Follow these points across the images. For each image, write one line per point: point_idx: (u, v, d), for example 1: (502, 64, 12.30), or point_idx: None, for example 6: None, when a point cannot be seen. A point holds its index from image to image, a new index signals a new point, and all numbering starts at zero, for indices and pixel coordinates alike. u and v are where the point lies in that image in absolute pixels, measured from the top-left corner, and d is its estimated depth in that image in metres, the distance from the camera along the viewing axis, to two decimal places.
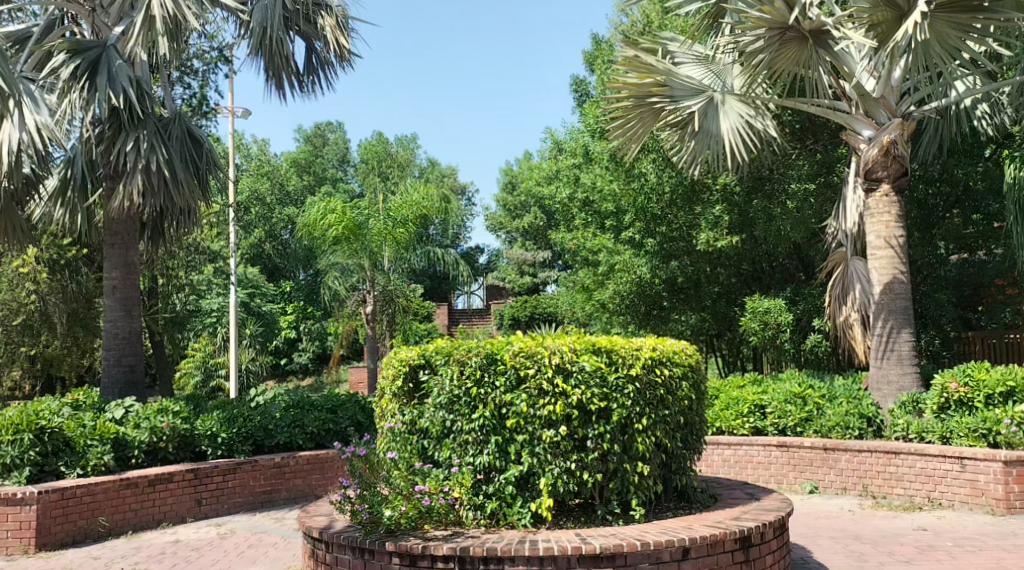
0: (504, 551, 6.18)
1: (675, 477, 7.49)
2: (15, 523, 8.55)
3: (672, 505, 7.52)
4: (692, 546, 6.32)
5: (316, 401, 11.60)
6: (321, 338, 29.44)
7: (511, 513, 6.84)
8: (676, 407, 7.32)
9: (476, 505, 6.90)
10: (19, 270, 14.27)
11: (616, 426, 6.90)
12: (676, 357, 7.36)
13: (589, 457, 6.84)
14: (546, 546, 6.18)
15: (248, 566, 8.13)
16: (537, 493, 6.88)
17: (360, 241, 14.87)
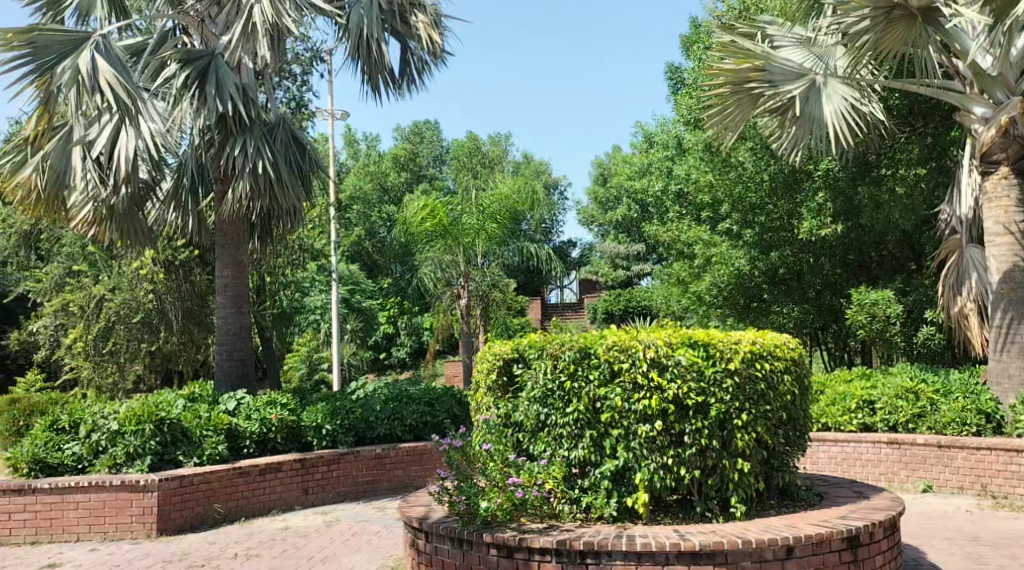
0: (600, 546, 6.13)
1: (777, 475, 7.24)
2: (138, 509, 8.99)
3: (774, 503, 7.32)
4: (796, 545, 6.18)
5: (412, 394, 11.76)
6: (418, 334, 30.09)
7: (605, 507, 6.79)
8: (778, 403, 7.05)
9: (571, 499, 6.90)
10: (139, 271, 15.51)
11: (714, 421, 6.75)
12: (779, 351, 7.10)
13: (686, 453, 6.71)
14: (643, 542, 6.13)
15: (352, 554, 8.40)
16: (633, 488, 6.80)
17: (454, 238, 15.19)
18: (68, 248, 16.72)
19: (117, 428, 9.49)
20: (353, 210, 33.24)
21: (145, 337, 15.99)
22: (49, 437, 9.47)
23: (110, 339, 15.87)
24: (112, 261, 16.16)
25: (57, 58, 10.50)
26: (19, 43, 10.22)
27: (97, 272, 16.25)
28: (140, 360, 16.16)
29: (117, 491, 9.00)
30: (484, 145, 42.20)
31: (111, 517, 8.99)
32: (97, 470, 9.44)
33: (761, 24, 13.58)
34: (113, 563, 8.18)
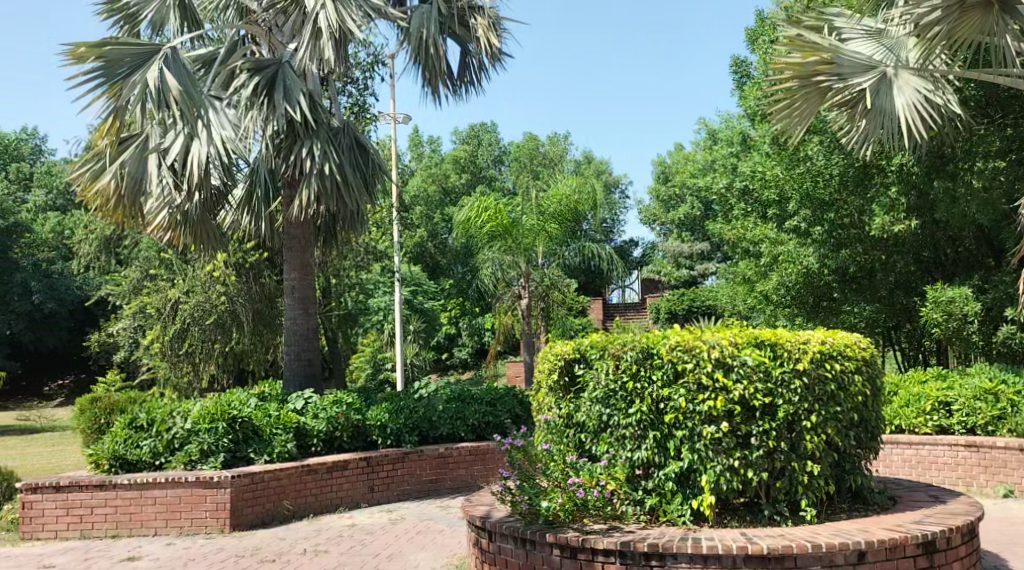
0: (665, 547, 5.48)
1: (848, 477, 6.36)
2: (212, 505, 8.85)
3: (846, 507, 6.43)
4: (868, 550, 5.42)
5: (474, 394, 11.67)
6: (480, 334, 30.69)
7: (670, 509, 6.08)
8: (849, 404, 6.18)
9: (636, 500, 6.20)
10: (212, 274, 16.07)
11: (783, 423, 5.96)
12: (849, 350, 6.22)
13: (753, 455, 5.94)
14: (711, 545, 5.43)
15: (417, 552, 7.89)
16: (699, 489, 6.06)
17: (515, 239, 15.35)
18: (145, 252, 17.23)
19: (190, 426, 9.40)
20: (416, 212, 33.74)
21: (218, 338, 16.51)
22: (128, 434, 9.38)
23: (184, 341, 16.52)
24: (185, 264, 16.66)
25: (127, 71, 10.89)
26: (93, 57, 10.59)
27: (174, 275, 16.83)
28: (213, 361, 16.70)
29: (192, 487, 8.86)
30: (545, 145, 42.18)
31: (186, 512, 8.86)
32: (173, 468, 9.34)
33: (829, 16, 13.15)
34: (188, 556, 7.93)
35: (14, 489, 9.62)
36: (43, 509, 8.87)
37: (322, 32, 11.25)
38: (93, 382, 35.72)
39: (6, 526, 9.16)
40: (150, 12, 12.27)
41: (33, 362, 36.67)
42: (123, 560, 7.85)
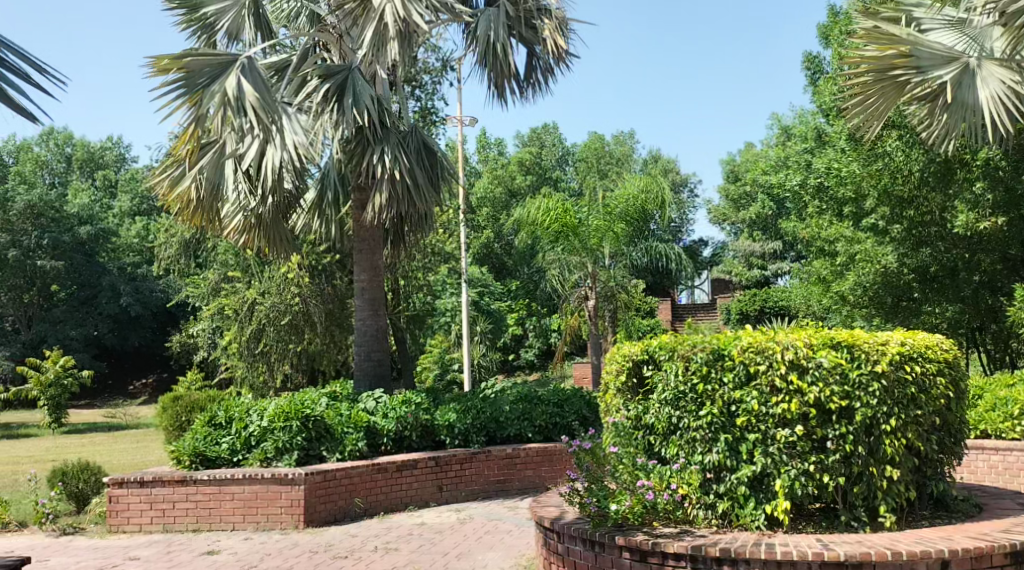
0: (738, 552, 5.37)
1: (929, 483, 6.15)
2: (287, 501, 8.98)
3: (927, 514, 6.19)
4: (952, 559, 5.20)
5: (542, 394, 11.44)
6: (546, 335, 30.77)
7: (744, 515, 5.93)
8: (930, 407, 5.97)
9: (707, 504, 6.08)
10: (287, 276, 16.41)
11: (860, 427, 5.77)
12: (930, 352, 5.98)
13: (829, 459, 5.78)
14: (784, 550, 5.29)
15: (485, 552, 7.88)
16: (773, 495, 5.90)
17: (580, 238, 15.24)
18: (223, 255, 17.68)
19: (266, 424, 9.56)
20: (482, 213, 33.97)
21: (293, 339, 16.88)
22: (208, 431, 9.66)
23: (258, 341, 16.87)
24: (261, 267, 17.00)
25: (207, 82, 10.95)
26: (174, 69, 10.79)
27: (250, 278, 17.19)
28: (288, 361, 17.08)
29: (268, 483, 9.02)
30: (610, 144, 42.01)
31: (263, 508, 9.02)
32: (250, 464, 9.52)
33: (907, 7, 12.54)
34: (265, 551, 8.07)
35: (102, 484, 9.91)
36: (128, 504, 9.14)
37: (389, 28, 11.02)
38: (174, 381, 36.88)
39: (94, 519, 9.45)
40: (227, 23, 12.42)
41: (118, 362, 38.04)
42: (202, 554, 8.02)
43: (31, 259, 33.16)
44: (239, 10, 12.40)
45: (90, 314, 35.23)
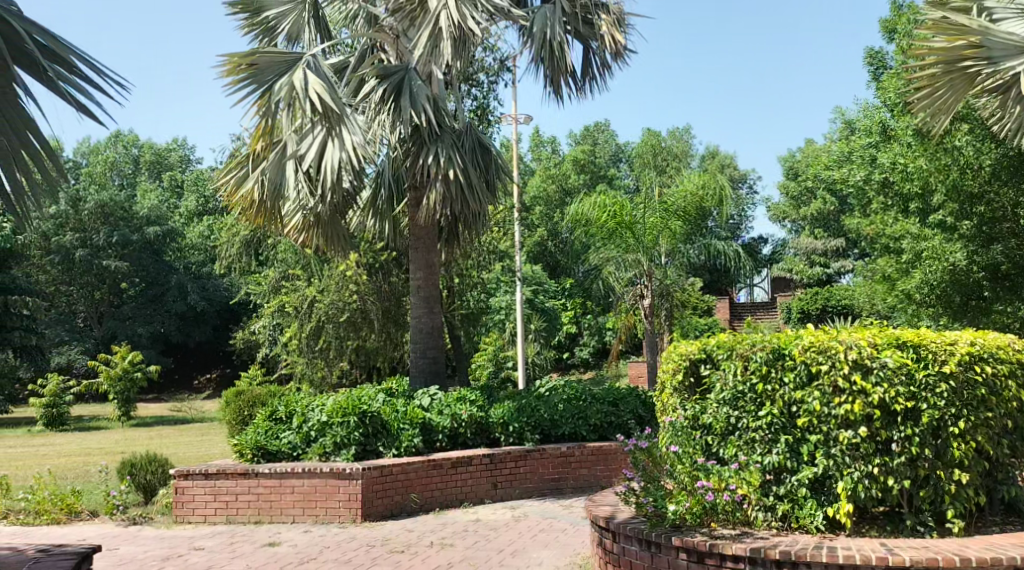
0: (799, 555, 5.23)
1: (1002, 488, 5.95)
2: (345, 495, 9.08)
3: (999, 520, 5.99)
4: None
5: (596, 393, 11.33)
6: (601, 333, 30.74)
7: (804, 516, 5.81)
8: (1002, 409, 5.76)
9: (766, 506, 5.95)
10: (345, 274, 16.63)
11: (927, 429, 5.60)
12: (1002, 352, 5.77)
13: (894, 462, 5.62)
14: (847, 554, 5.14)
15: (540, 550, 7.86)
16: (835, 497, 5.79)
17: (635, 237, 15.11)
18: (283, 253, 17.99)
19: (325, 419, 9.64)
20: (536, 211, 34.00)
21: (351, 335, 17.08)
22: (269, 426, 9.82)
23: (317, 338, 17.16)
24: (321, 264, 17.26)
25: (275, 78, 11.29)
26: (243, 66, 11.09)
27: (309, 276, 17.46)
28: (346, 357, 17.31)
29: (326, 477, 9.13)
30: (665, 140, 41.77)
31: (321, 502, 9.12)
32: (309, 458, 9.63)
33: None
34: (324, 544, 8.17)
35: (168, 476, 10.13)
36: (193, 495, 9.33)
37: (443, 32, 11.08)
38: (237, 377, 37.71)
39: (161, 509, 9.68)
40: (287, 26, 12.67)
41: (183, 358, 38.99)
42: (264, 545, 8.14)
43: (99, 257, 34.21)
44: (299, 12, 12.63)
45: (157, 310, 36.21)
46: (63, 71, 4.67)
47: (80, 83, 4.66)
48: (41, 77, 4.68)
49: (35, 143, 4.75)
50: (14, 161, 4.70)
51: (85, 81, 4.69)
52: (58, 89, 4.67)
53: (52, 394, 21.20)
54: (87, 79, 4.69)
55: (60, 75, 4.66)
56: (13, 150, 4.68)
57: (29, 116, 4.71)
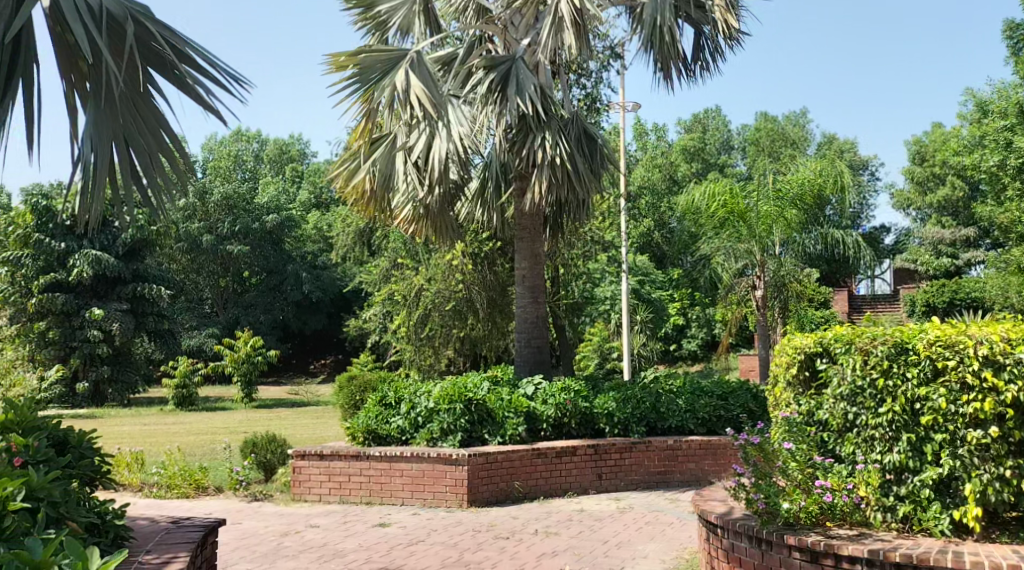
0: (922, 559, 4.96)
1: None
2: (452, 480, 9.17)
3: None
4: None
5: (705, 387, 11.11)
6: (710, 326, 30.31)
7: (927, 518, 5.50)
8: None
9: (886, 507, 5.67)
10: (451, 263, 16.83)
11: None
12: None
13: None
14: (974, 559, 4.86)
15: (646, 542, 7.76)
16: (962, 500, 5.44)
17: (748, 226, 14.79)
18: (393, 242, 18.36)
19: (433, 405, 9.74)
20: (643, 201, 33.69)
21: (457, 323, 17.29)
22: (379, 411, 10.04)
23: (426, 326, 17.46)
24: (428, 253, 17.53)
25: (380, 76, 11.28)
26: (350, 65, 11.22)
27: (418, 265, 17.77)
28: (452, 345, 17.57)
29: (434, 462, 9.25)
30: (780, 126, 40.63)
31: (429, 486, 9.26)
32: (417, 443, 9.78)
33: None
34: (432, 527, 8.29)
35: (286, 455, 10.47)
36: (309, 475, 9.65)
37: (564, 19, 10.96)
38: (349, 362, 38.83)
39: (280, 487, 10.02)
40: (398, 19, 12.77)
41: (298, 343, 40.35)
42: (375, 525, 8.32)
43: (222, 244, 35.72)
44: (410, 7, 12.72)
45: (275, 298, 37.60)
46: (188, 67, 4.89)
47: (205, 79, 4.86)
48: (171, 76, 4.93)
49: (168, 141, 5.04)
50: (151, 160, 4.98)
51: (210, 76, 4.88)
52: (185, 87, 4.89)
53: (182, 375, 22.24)
54: (212, 77, 4.90)
55: (187, 73, 4.89)
56: (151, 148, 4.97)
57: (162, 114, 4.98)
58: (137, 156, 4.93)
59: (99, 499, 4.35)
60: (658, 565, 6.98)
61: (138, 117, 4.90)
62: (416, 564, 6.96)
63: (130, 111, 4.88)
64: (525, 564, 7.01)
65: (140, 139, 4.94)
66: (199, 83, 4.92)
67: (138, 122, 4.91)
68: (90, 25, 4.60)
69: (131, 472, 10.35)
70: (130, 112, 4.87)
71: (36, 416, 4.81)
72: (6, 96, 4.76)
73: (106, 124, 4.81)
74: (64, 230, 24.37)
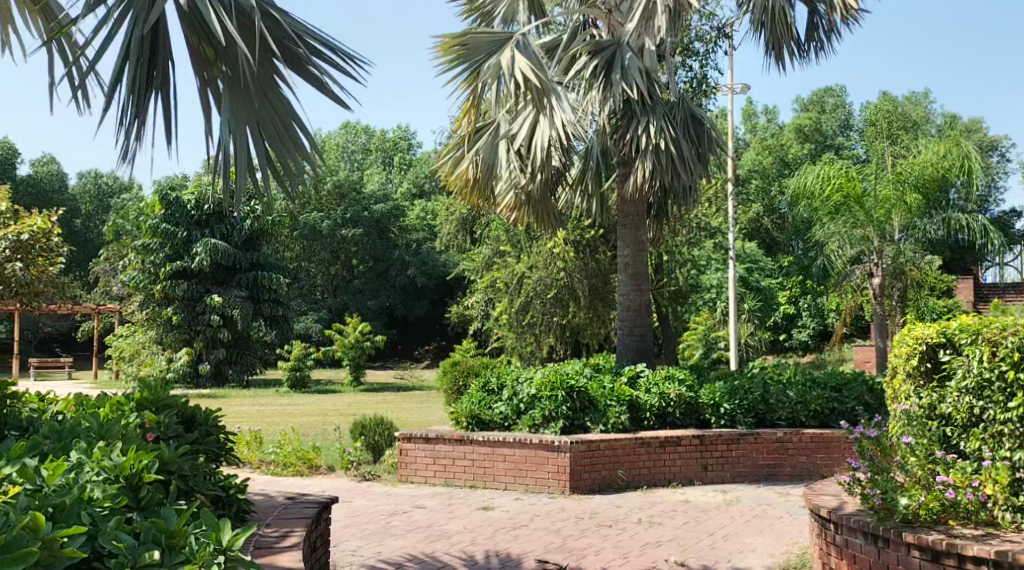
0: None
1: None
2: (555, 467, 9.18)
3: None
4: None
5: (818, 378, 10.70)
6: (822, 315, 29.49)
7: None
8: None
9: (1016, 507, 5.28)
10: (553, 251, 16.84)
11: None
12: None
13: None
14: None
15: (754, 536, 7.58)
16: None
17: (864, 211, 14.23)
18: (495, 230, 18.48)
19: (535, 392, 9.76)
20: (752, 186, 32.93)
21: (558, 311, 17.34)
22: (481, 396, 10.12)
23: (529, 313, 17.54)
24: (530, 241, 17.57)
25: (485, 58, 11.35)
26: (456, 47, 11.30)
27: (520, 252, 17.84)
28: (553, 333, 17.63)
29: (536, 449, 9.27)
30: (901, 105, 38.67)
31: (531, 471, 9.29)
32: (519, 430, 9.83)
33: None
34: (534, 512, 8.32)
35: (394, 438, 10.71)
36: (414, 457, 9.83)
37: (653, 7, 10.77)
38: (452, 349, 39.35)
39: (387, 469, 10.25)
40: (502, 8, 12.89)
41: (403, 330, 41.12)
42: (478, 508, 8.41)
43: (333, 232, 36.73)
44: None
45: (381, 284, 38.47)
46: (313, 56, 5.01)
47: (330, 64, 4.95)
48: (298, 67, 5.03)
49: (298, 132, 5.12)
50: (283, 147, 5.04)
51: (336, 66, 4.98)
52: (312, 77, 5.00)
53: (296, 359, 22.99)
54: (337, 66, 4.97)
55: (314, 63, 4.99)
56: (283, 136, 5.04)
57: (290, 103, 5.09)
58: (271, 145, 5.01)
59: (223, 473, 4.50)
60: (766, 559, 6.81)
61: (270, 106, 5.01)
62: (519, 548, 6.99)
63: (261, 99, 4.99)
64: (629, 553, 6.94)
65: (272, 127, 5.02)
66: (324, 73, 5.03)
67: (270, 110, 5.02)
68: (222, 15, 4.75)
69: (250, 450, 10.78)
70: (263, 101, 4.99)
71: (167, 394, 5.05)
72: (146, 94, 4.83)
73: (240, 113, 4.94)
74: (187, 220, 25.37)
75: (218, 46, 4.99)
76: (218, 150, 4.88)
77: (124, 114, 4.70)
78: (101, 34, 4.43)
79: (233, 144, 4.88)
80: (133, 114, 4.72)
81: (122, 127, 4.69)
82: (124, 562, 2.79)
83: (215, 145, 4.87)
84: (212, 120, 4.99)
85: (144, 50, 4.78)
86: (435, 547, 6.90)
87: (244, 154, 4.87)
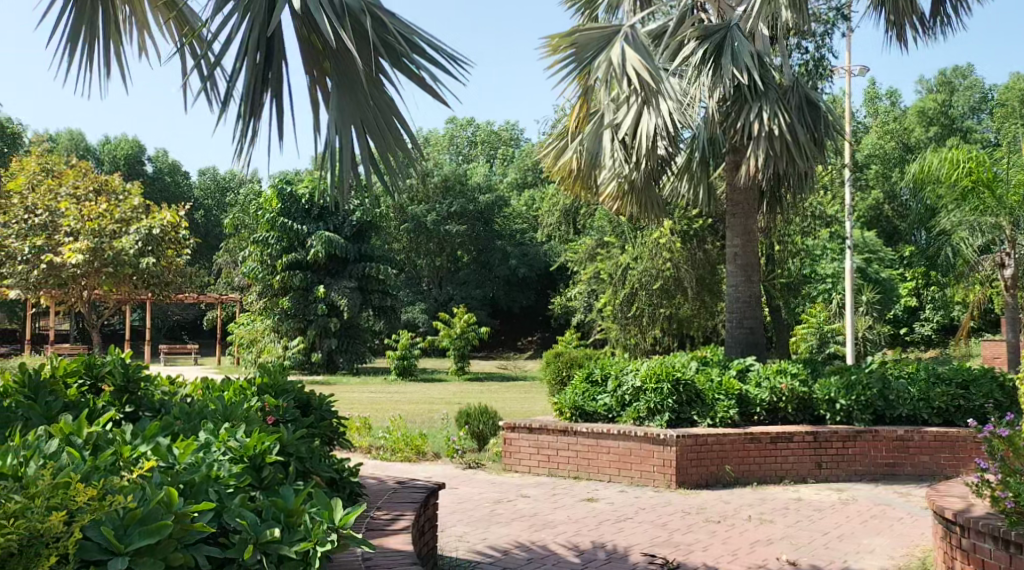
0: None
1: None
2: (661, 461, 9.02)
3: None
4: None
5: (942, 374, 10.15)
6: (946, 308, 28.22)
7: None
8: None
9: None
10: (660, 242, 16.63)
11: None
12: None
13: None
14: None
15: (872, 537, 7.27)
16: None
17: (996, 200, 13.44)
18: (600, 221, 18.38)
19: (640, 384, 9.58)
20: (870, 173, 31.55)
21: (663, 302, 17.14)
22: (586, 387, 10.04)
23: (634, 305, 17.39)
24: (635, 232, 17.35)
25: (594, 54, 11.28)
26: (565, 45, 11.25)
27: (625, 243, 17.70)
28: (659, 324, 17.42)
29: (641, 441, 9.14)
30: None
31: (637, 464, 9.17)
32: (624, 422, 9.71)
33: None
34: (640, 505, 8.21)
35: (499, 427, 10.76)
36: (519, 446, 9.86)
37: None
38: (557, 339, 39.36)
39: (492, 458, 10.32)
40: None
41: (507, 320, 41.33)
42: (582, 499, 8.35)
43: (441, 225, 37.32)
44: None
45: (487, 275, 38.75)
46: (415, 54, 5.01)
47: (430, 62, 4.94)
48: (401, 64, 5.04)
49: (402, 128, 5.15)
50: (387, 145, 5.07)
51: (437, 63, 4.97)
52: (415, 75, 5.00)
53: (402, 347, 23.40)
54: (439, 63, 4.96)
55: (416, 61, 4.99)
56: (387, 133, 5.07)
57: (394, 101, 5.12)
58: (375, 142, 5.05)
59: (337, 457, 4.56)
60: (885, 562, 6.51)
61: (376, 104, 5.04)
62: (625, 540, 6.90)
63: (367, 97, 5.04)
64: (739, 550, 6.76)
65: (376, 125, 5.05)
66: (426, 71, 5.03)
67: (375, 108, 5.05)
68: (331, 18, 4.82)
69: (360, 436, 11.05)
70: (369, 100, 5.02)
71: (285, 380, 5.18)
72: (262, 93, 4.89)
73: (347, 111, 5.00)
74: (303, 213, 26.18)
75: (327, 44, 5.06)
76: (325, 146, 4.96)
77: (240, 112, 4.77)
78: (222, 36, 4.51)
79: (339, 141, 4.95)
80: (249, 114, 4.80)
81: (238, 127, 4.76)
82: (247, 537, 2.88)
83: (323, 141, 4.96)
84: (321, 116, 5.07)
85: (259, 50, 4.85)
86: (541, 536, 6.89)
87: (349, 151, 4.93)
